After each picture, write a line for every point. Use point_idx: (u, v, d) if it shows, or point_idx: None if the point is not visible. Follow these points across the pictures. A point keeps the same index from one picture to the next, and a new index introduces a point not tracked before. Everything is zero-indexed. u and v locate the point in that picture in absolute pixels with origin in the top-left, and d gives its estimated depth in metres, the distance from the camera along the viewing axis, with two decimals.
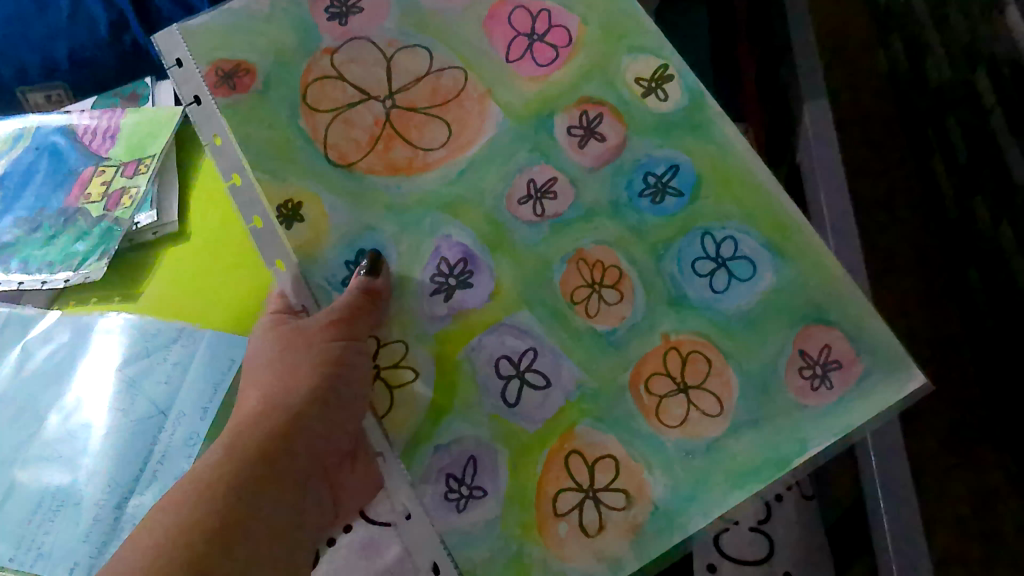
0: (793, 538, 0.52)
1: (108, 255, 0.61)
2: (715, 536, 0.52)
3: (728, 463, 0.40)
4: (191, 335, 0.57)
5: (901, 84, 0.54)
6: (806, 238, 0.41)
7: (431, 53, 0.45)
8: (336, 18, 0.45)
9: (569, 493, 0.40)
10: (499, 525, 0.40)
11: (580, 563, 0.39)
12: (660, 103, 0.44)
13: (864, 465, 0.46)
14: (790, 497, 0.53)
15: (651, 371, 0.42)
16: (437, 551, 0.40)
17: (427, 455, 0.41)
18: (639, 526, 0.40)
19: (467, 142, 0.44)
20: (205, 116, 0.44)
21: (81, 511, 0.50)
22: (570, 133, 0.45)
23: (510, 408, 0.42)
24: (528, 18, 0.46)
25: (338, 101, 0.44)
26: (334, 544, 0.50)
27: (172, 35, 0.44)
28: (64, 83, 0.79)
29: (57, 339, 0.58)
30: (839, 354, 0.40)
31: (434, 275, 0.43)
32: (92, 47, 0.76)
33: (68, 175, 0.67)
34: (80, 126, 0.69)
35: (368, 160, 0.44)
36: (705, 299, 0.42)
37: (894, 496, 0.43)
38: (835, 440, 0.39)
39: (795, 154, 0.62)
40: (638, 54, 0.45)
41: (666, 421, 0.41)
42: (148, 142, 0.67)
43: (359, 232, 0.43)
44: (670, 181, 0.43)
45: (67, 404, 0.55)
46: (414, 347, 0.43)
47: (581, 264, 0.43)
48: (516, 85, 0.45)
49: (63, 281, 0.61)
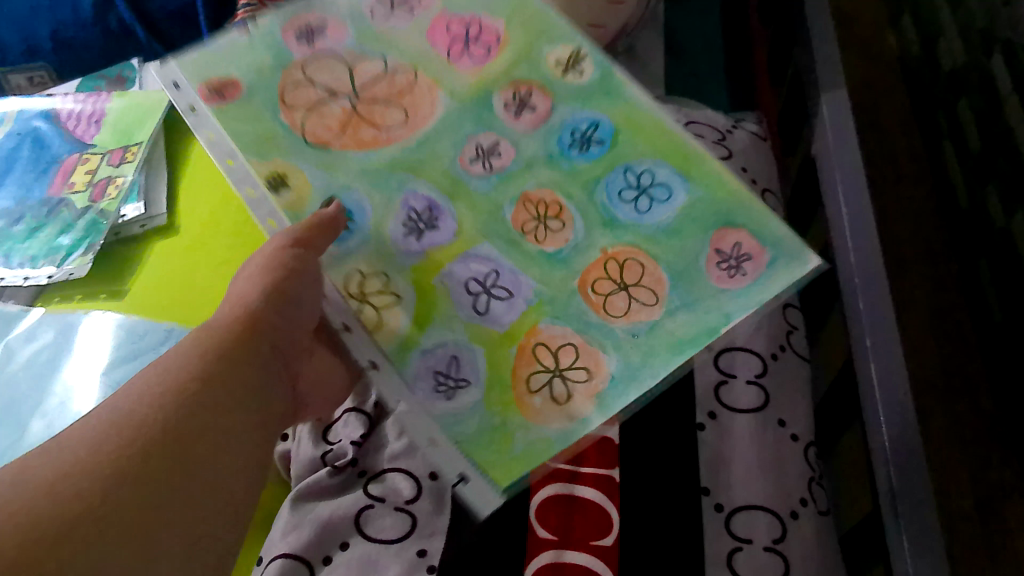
0: (807, 561, 0.43)
1: (94, 250, 0.59)
2: (727, 554, 0.43)
3: (667, 338, 0.36)
4: (179, 338, 0.53)
5: (941, 84, 0.91)
6: (711, 160, 0.39)
7: (386, 58, 0.43)
8: (303, 36, 0.43)
9: (537, 374, 0.36)
10: (483, 406, 0.36)
11: (554, 424, 0.35)
12: (578, 77, 0.42)
13: (882, 486, 0.43)
14: (806, 516, 0.45)
15: (598, 276, 0.38)
16: (427, 430, 0.36)
17: (414, 359, 0.37)
18: (603, 393, 0.35)
19: (425, 117, 0.42)
20: (215, 145, 0.42)
21: None
22: (505, 107, 0.42)
23: (479, 318, 0.38)
24: (461, 24, 0.43)
25: (310, 100, 0.42)
26: (328, 563, 0.42)
27: (167, 65, 0.43)
28: (47, 65, 0.76)
29: (41, 338, 0.55)
30: (751, 248, 0.37)
31: (405, 223, 0.40)
32: (76, 28, 0.73)
33: (51, 163, 0.64)
34: (63, 110, 0.68)
35: (341, 142, 0.41)
36: (632, 221, 0.39)
37: (916, 517, 0.41)
38: (756, 307, 0.36)
39: (811, 144, 0.60)
40: (558, 40, 0.42)
41: (611, 313, 0.37)
42: (137, 128, 0.65)
43: (337, 190, 0.40)
44: (593, 133, 0.41)
45: (51, 407, 0.52)
46: (395, 277, 0.39)
47: (527, 204, 0.40)
48: (454, 76, 0.43)
49: (46, 277, 0.58)
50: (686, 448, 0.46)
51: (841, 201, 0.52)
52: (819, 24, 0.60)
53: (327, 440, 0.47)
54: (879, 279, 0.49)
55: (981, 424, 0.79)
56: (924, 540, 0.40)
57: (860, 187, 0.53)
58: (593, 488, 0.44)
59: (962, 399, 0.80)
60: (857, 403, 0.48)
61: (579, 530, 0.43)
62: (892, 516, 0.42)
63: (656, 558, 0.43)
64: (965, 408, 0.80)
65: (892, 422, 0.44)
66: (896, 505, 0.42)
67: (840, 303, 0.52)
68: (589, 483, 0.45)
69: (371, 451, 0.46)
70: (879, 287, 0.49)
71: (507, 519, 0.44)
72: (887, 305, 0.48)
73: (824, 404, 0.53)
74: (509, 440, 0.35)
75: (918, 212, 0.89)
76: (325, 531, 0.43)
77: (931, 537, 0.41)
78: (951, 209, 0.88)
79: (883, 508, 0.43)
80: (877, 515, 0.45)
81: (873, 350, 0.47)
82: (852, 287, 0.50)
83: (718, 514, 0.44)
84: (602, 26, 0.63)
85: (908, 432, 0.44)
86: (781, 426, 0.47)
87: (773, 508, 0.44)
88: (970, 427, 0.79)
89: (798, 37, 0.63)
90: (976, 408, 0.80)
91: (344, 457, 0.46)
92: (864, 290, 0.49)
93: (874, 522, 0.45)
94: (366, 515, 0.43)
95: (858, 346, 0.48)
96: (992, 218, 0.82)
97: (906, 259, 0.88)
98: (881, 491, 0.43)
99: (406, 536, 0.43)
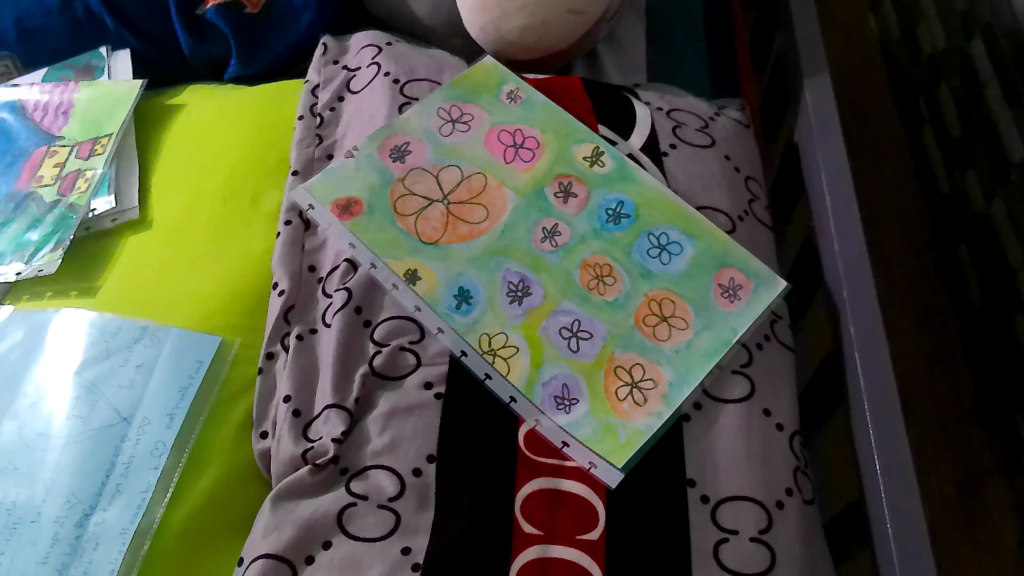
0: (792, 550, 0.43)
1: (63, 245, 0.58)
2: (713, 545, 0.43)
3: (696, 351, 0.47)
4: (154, 335, 0.52)
5: (921, 68, 0.91)
6: (704, 222, 0.52)
7: (461, 168, 0.55)
8: (397, 159, 0.55)
9: (620, 386, 0.46)
10: (591, 414, 0.45)
11: (640, 418, 0.45)
12: (601, 168, 0.55)
13: (867, 475, 0.43)
14: (791, 505, 0.45)
15: (645, 314, 0.49)
16: (561, 433, 0.45)
17: (539, 389, 0.46)
18: (666, 395, 0.46)
19: (501, 211, 0.53)
20: (337, 232, 0.52)
21: (39, 530, 0.45)
22: (555, 197, 0.54)
23: (575, 352, 0.47)
24: (509, 133, 0.57)
25: (416, 207, 0.53)
26: (313, 562, 0.42)
27: (299, 193, 0.53)
28: (12, 54, 0.74)
29: (11, 337, 0.53)
30: (740, 280, 0.50)
31: (508, 292, 0.49)
32: (40, 16, 0.71)
33: (17, 156, 0.65)
34: (30, 102, 0.68)
35: (447, 237, 0.51)
36: (660, 271, 0.51)
37: (900, 505, 0.41)
38: (751, 322, 0.48)
39: (794, 129, 0.59)
40: (581, 142, 0.56)
41: (658, 337, 0.48)
42: (105, 119, 0.66)
43: (455, 276, 0.50)
44: (621, 210, 0.53)
45: (22, 410, 0.50)
46: (510, 331, 0.48)
47: (587, 267, 0.51)
48: (513, 176, 0.55)
49: (15, 274, 0.57)
50: (672, 440, 0.46)
51: (824, 189, 0.52)
52: (803, 11, 0.59)
53: (307, 437, 0.47)
54: (862, 267, 0.49)
55: (961, 407, 0.80)
56: (908, 529, 0.40)
57: (843, 173, 0.52)
58: (578, 482, 0.44)
59: (943, 383, 0.81)
60: (842, 392, 0.48)
61: (565, 523, 0.43)
62: (877, 504, 0.42)
63: (643, 556, 0.42)
64: (945, 393, 0.80)
65: (877, 411, 0.44)
66: (880, 494, 0.42)
67: (825, 291, 0.52)
68: (573, 477, 0.44)
69: (353, 448, 0.46)
70: (863, 277, 0.49)
71: (491, 519, 0.43)
72: (870, 293, 0.48)
73: (811, 393, 0.53)
74: (615, 432, 0.44)
75: (897, 199, 0.90)
76: (307, 530, 0.43)
77: (915, 525, 0.40)
78: (933, 193, 0.88)
79: (868, 496, 0.43)
80: (861, 502, 0.45)
81: (858, 339, 0.46)
82: (836, 277, 0.50)
83: (704, 506, 0.44)
84: (583, 12, 0.60)
85: (893, 420, 0.44)
86: (767, 416, 0.47)
87: (758, 498, 0.44)
88: (950, 410, 0.80)
89: (781, 22, 0.62)
90: (956, 392, 0.80)
91: (325, 455, 0.45)
92: (849, 279, 0.49)
93: (858, 510, 0.45)
94: (349, 514, 0.43)
95: (843, 334, 0.48)
96: (970, 203, 0.82)
97: (886, 243, 0.88)
98: (866, 480, 0.43)
99: (390, 533, 0.42)
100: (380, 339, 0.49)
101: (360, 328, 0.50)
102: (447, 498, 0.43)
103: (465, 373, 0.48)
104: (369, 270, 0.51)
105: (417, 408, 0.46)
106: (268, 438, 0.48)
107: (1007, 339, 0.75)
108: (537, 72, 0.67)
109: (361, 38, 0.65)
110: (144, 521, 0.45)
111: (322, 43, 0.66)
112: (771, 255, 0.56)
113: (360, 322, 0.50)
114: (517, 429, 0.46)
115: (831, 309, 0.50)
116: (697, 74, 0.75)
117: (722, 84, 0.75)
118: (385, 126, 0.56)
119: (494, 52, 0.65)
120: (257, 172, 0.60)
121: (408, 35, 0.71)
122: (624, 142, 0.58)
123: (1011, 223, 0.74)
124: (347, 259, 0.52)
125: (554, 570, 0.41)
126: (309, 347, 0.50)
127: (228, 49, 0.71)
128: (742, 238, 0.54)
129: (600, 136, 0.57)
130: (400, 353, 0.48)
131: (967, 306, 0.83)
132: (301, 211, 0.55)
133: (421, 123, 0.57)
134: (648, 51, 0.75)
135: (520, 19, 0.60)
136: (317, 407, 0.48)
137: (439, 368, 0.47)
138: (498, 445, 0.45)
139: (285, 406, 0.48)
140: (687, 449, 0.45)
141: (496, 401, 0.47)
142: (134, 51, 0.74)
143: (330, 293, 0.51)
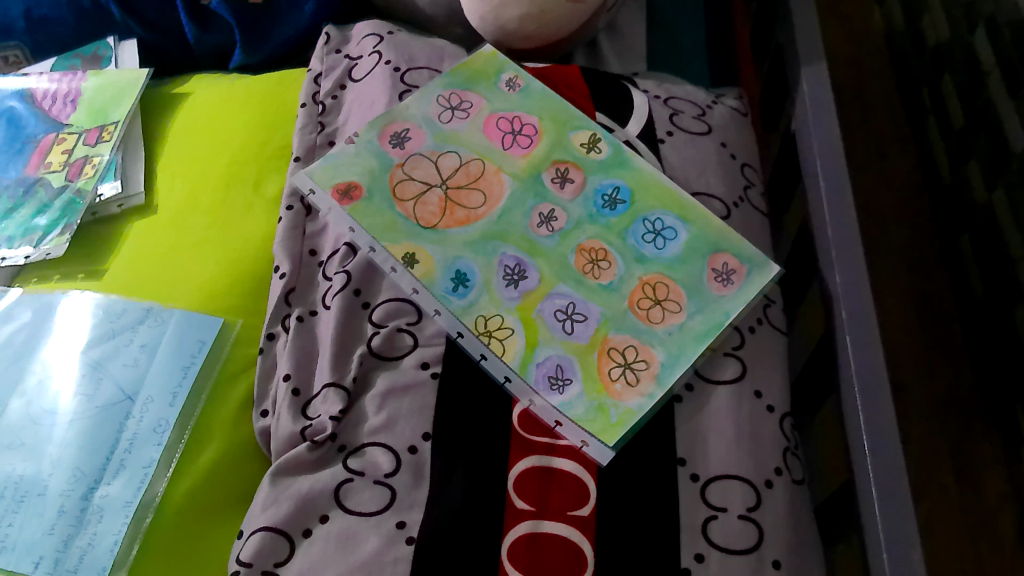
0: (780, 528, 0.44)
1: (70, 229, 0.59)
2: (702, 523, 0.43)
3: (688, 333, 0.48)
4: (158, 316, 0.53)
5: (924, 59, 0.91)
6: (699, 208, 0.53)
7: (459, 154, 0.56)
8: (397, 145, 0.56)
9: (613, 367, 0.47)
10: (584, 394, 0.46)
11: (633, 398, 0.46)
12: (597, 155, 0.56)
13: (856, 456, 0.44)
14: (780, 485, 0.45)
15: (639, 297, 0.50)
16: (555, 413, 0.46)
17: (533, 369, 0.47)
18: (658, 375, 0.47)
19: (499, 196, 0.54)
20: (337, 216, 0.53)
21: (46, 503, 0.46)
22: (552, 182, 0.54)
23: (570, 334, 0.48)
24: (508, 121, 0.57)
25: (414, 191, 0.53)
26: (309, 536, 0.43)
27: (300, 177, 0.54)
28: (21, 44, 0.75)
29: (19, 319, 0.55)
30: (734, 265, 0.51)
31: (504, 276, 0.50)
32: (49, 5, 0.72)
33: (26, 143, 0.66)
34: (39, 90, 0.70)
35: (444, 221, 0.52)
36: (654, 255, 0.51)
37: (887, 484, 0.42)
38: (744, 306, 0.49)
39: (790, 118, 0.59)
40: (579, 129, 0.57)
41: (652, 320, 0.49)
42: (112, 107, 0.67)
43: (452, 259, 0.51)
44: (617, 196, 0.54)
45: (29, 387, 0.51)
46: (506, 313, 0.49)
47: (583, 252, 0.51)
48: (511, 161, 0.55)
49: (24, 257, 0.59)
50: (664, 421, 0.46)
51: (819, 175, 0.52)
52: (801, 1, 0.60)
53: (306, 415, 0.48)
54: (855, 252, 0.49)
55: (960, 397, 0.80)
56: (895, 509, 0.41)
57: (838, 159, 0.52)
58: (570, 460, 0.45)
59: (942, 374, 0.81)
60: (834, 375, 0.48)
61: (556, 499, 0.43)
62: (865, 484, 0.43)
63: (632, 533, 0.43)
64: (945, 383, 0.81)
65: (867, 393, 0.44)
66: (868, 476, 0.42)
67: (818, 277, 0.52)
68: (566, 455, 0.45)
69: (351, 426, 0.47)
70: (856, 261, 0.49)
71: (484, 495, 0.44)
72: (863, 276, 0.48)
73: (803, 378, 0.54)
74: (607, 412, 0.45)
75: (900, 190, 0.90)
76: (305, 505, 0.44)
77: (902, 505, 0.41)
78: (935, 183, 0.88)
79: (856, 477, 0.44)
80: (850, 484, 0.45)
81: (849, 322, 0.47)
82: (828, 261, 0.50)
83: (694, 484, 0.44)
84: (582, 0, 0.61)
85: (882, 402, 0.44)
86: (757, 397, 0.48)
87: (747, 477, 0.45)
88: (948, 402, 0.80)
89: (779, 12, 0.63)
90: (956, 382, 0.81)
91: (323, 432, 0.46)
92: (841, 264, 0.49)
93: (847, 492, 0.45)
94: (346, 488, 0.44)
95: (835, 318, 0.49)
96: (971, 193, 0.82)
97: (887, 234, 0.88)
98: (855, 462, 0.44)
99: (385, 508, 0.43)
100: (378, 320, 0.50)
101: (359, 309, 0.51)
102: (440, 475, 0.44)
103: (461, 354, 0.49)
104: (368, 254, 0.51)
105: (413, 387, 0.47)
106: (268, 417, 0.49)
107: (1006, 329, 0.76)
108: (536, 61, 0.68)
109: (364, 27, 0.65)
110: (147, 495, 0.46)
111: (324, 33, 0.67)
112: (766, 241, 0.56)
113: (359, 304, 0.51)
114: (511, 409, 0.47)
115: (824, 293, 0.51)
116: (697, 64, 0.75)
117: (723, 75, 0.75)
118: (385, 113, 0.57)
119: (494, 41, 0.65)
120: (259, 157, 0.61)
121: (410, 24, 0.72)
122: (621, 130, 0.58)
123: (1011, 212, 0.74)
124: (346, 243, 0.53)
125: (545, 545, 0.42)
126: (309, 328, 0.51)
127: (232, 39, 0.72)
128: (736, 225, 0.55)
129: (597, 124, 0.58)
130: (398, 334, 0.49)
131: (967, 297, 0.83)
132: (302, 196, 0.56)
133: (420, 110, 0.57)
134: (648, 40, 0.75)
135: (518, 8, 0.61)
136: (316, 386, 0.49)
137: (436, 348, 0.48)
138: (492, 425, 0.46)
139: (285, 385, 0.49)
140: (678, 429, 0.46)
141: (491, 381, 0.48)
142: (141, 40, 0.75)
143: (329, 276, 0.52)
